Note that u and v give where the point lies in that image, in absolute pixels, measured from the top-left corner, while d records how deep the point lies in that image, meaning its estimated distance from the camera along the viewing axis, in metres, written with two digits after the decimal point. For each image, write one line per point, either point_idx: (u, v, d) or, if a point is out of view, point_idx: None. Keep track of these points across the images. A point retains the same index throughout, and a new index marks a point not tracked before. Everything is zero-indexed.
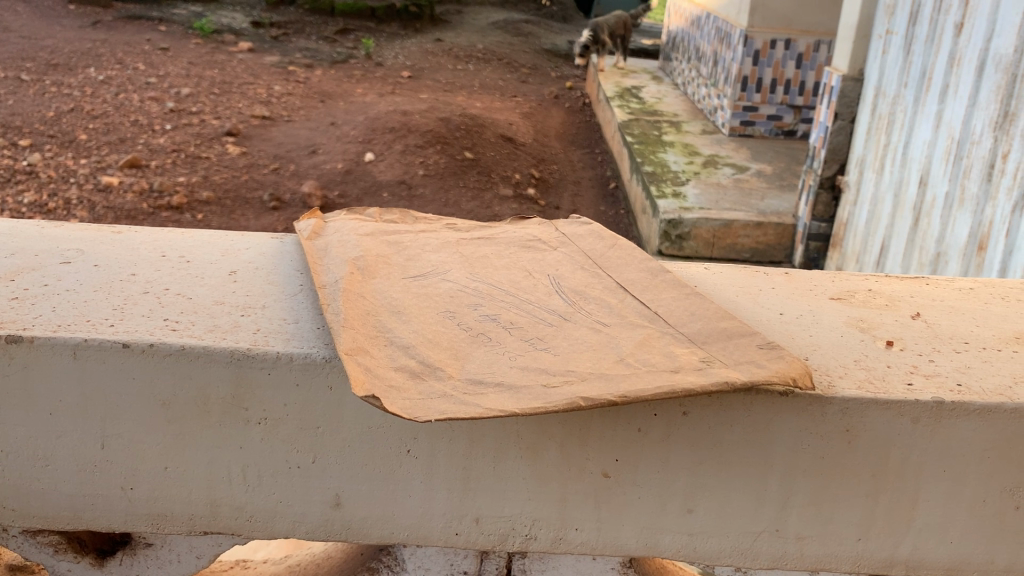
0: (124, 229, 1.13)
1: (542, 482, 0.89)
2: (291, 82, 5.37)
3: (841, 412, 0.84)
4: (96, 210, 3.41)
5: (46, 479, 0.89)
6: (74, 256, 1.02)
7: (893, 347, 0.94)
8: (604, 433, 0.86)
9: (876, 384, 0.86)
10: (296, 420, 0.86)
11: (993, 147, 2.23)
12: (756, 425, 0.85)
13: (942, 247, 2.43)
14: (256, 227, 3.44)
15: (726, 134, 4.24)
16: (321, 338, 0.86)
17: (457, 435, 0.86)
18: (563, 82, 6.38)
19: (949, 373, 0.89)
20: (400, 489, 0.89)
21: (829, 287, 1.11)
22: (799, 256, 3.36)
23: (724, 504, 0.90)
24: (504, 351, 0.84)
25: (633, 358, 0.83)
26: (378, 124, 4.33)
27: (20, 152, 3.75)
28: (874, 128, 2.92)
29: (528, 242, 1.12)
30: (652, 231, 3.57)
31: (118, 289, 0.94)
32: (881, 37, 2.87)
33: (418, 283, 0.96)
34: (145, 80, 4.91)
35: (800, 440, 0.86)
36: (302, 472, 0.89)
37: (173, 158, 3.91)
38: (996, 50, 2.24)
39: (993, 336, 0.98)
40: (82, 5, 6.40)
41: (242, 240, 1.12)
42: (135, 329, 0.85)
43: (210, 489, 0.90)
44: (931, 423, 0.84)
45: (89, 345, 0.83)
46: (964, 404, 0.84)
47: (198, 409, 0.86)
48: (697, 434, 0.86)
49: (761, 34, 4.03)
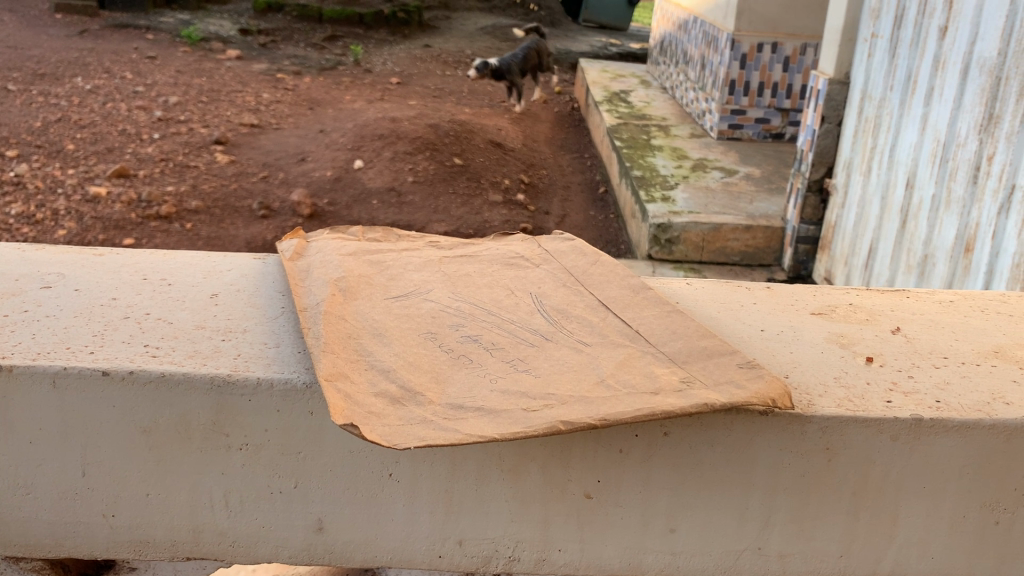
0: (104, 250, 1.17)
1: (522, 504, 0.95)
2: (279, 89, 5.37)
3: (820, 431, 0.89)
4: (84, 220, 3.40)
5: (30, 507, 0.97)
6: (53, 280, 1.07)
7: (873, 364, 0.97)
8: (583, 456, 0.93)
9: (856, 402, 0.90)
10: (275, 447, 0.93)
11: (978, 150, 2.24)
12: (738, 444, 0.91)
13: (929, 250, 2.44)
14: (246, 236, 3.44)
15: (715, 139, 4.25)
16: (302, 363, 0.92)
17: (440, 460, 0.93)
18: (552, 87, 6.40)
19: (929, 389, 0.92)
20: (386, 512, 0.97)
21: (810, 301, 1.12)
22: (788, 260, 3.38)
23: (706, 523, 0.96)
24: (486, 374, 0.87)
25: (612, 381, 0.86)
26: (367, 131, 4.30)
27: (7, 163, 3.74)
28: (860, 132, 2.94)
29: (511, 259, 1.14)
30: (641, 236, 3.57)
31: (99, 315, 0.99)
32: (867, 41, 2.89)
33: (401, 304, 1.00)
34: (133, 89, 4.91)
35: (781, 459, 0.91)
36: (284, 496, 0.96)
37: (161, 167, 3.90)
38: (980, 54, 2.26)
39: (972, 350, 1.00)
40: (69, 14, 6.39)
41: (224, 261, 1.17)
42: (116, 356, 0.91)
43: (192, 515, 0.97)
44: (910, 441, 0.89)
45: (68, 373, 0.89)
46: (942, 422, 0.88)
47: (180, 436, 0.93)
48: (678, 455, 0.92)
49: (749, 39, 4.04)
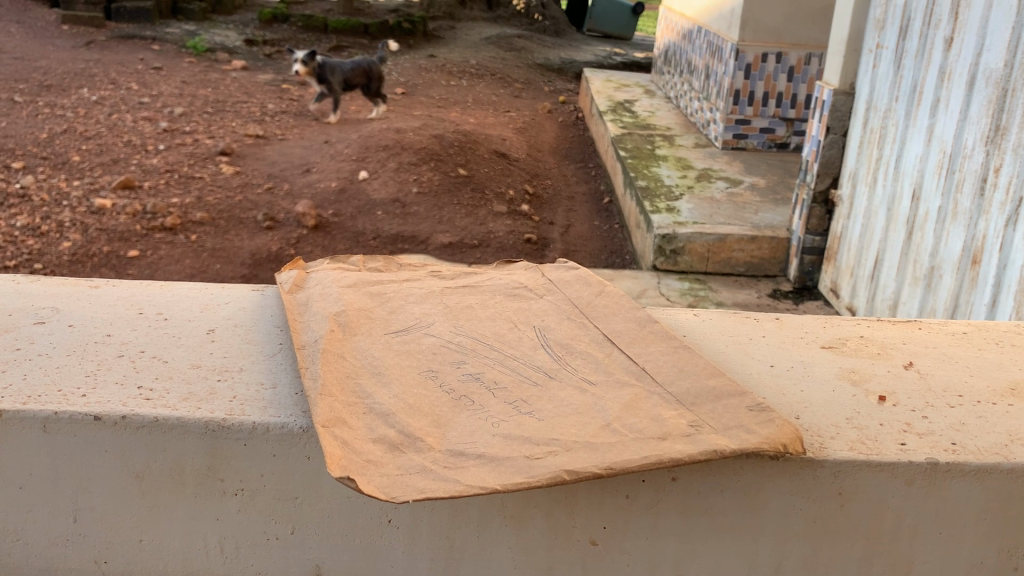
0: (101, 283, 1.18)
1: (526, 551, 0.94)
2: (285, 100, 5.38)
3: (832, 474, 0.88)
4: (89, 232, 3.39)
5: (20, 550, 0.96)
6: (48, 316, 1.06)
7: (885, 403, 0.95)
8: (590, 501, 0.91)
9: (869, 444, 0.89)
10: (273, 491, 0.92)
11: (985, 162, 2.23)
12: (749, 488, 0.90)
13: (935, 262, 2.43)
14: (250, 247, 3.43)
15: (719, 148, 4.24)
16: (298, 405, 0.90)
17: (440, 507, 0.92)
18: (556, 96, 6.40)
19: (943, 431, 0.91)
20: (387, 560, 0.95)
21: (820, 334, 1.12)
22: (794, 271, 3.36)
23: (712, 568, 0.95)
24: (487, 417, 0.86)
25: (616, 424, 0.85)
26: (372, 142, 4.31)
27: (14, 175, 3.74)
28: (866, 143, 2.92)
29: (513, 289, 1.13)
30: (646, 247, 3.56)
31: (92, 353, 0.98)
32: (871, 52, 2.88)
33: (401, 339, 0.99)
34: (138, 100, 4.91)
35: (792, 502, 0.90)
36: (281, 542, 0.95)
37: (166, 179, 3.90)
38: (986, 65, 2.24)
39: (988, 387, 0.99)
40: (75, 25, 6.41)
41: (222, 293, 1.16)
42: (108, 399, 0.90)
43: (186, 560, 0.96)
44: (925, 484, 0.88)
45: (60, 418, 0.88)
46: (958, 466, 0.87)
47: (173, 481, 0.92)
48: (682, 499, 0.91)
49: (753, 49, 4.04)
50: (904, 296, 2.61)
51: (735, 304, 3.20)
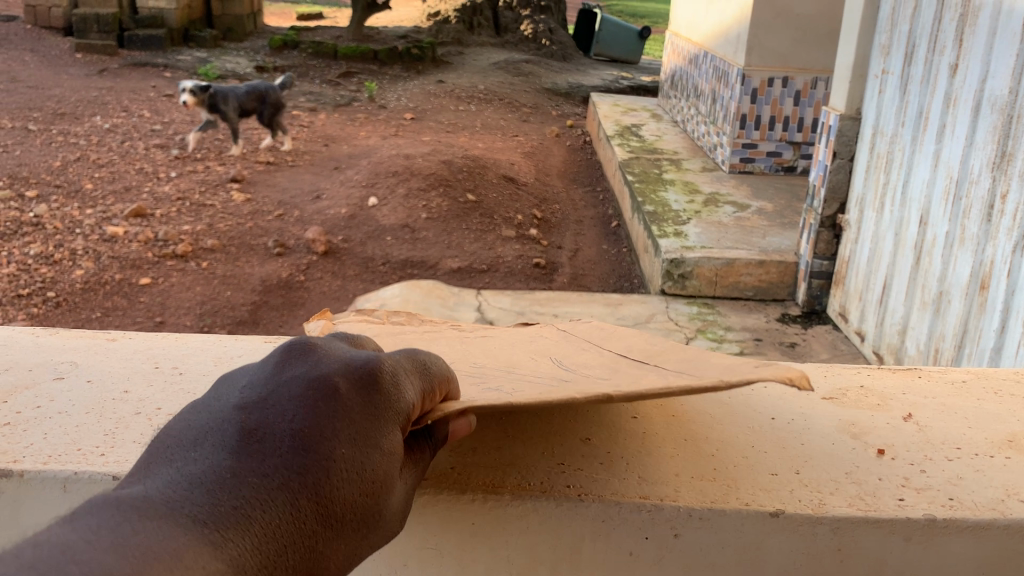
0: (118, 336, 1.20)
1: None
2: (295, 127, 5.43)
3: (831, 531, 0.82)
4: (101, 260, 3.42)
5: None
6: (66, 372, 1.08)
7: (883, 456, 0.91)
8: (596, 560, 0.83)
9: (866, 500, 0.83)
10: None
11: (992, 188, 2.23)
12: (750, 548, 0.83)
13: (943, 287, 2.45)
14: (260, 274, 3.46)
15: (726, 172, 4.25)
16: None
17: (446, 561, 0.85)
18: (564, 120, 6.44)
19: (941, 486, 0.86)
20: None
21: (821, 384, 1.08)
22: (802, 295, 3.37)
23: None
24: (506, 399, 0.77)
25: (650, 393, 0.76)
26: (381, 168, 4.36)
27: (27, 203, 3.79)
28: (873, 168, 2.94)
29: (533, 338, 1.15)
30: (654, 271, 3.57)
31: (111, 410, 0.99)
32: (877, 77, 2.91)
33: None
34: (151, 127, 4.98)
35: (791, 562, 0.84)
36: None
37: (177, 207, 3.94)
38: (991, 92, 2.26)
39: (985, 439, 0.94)
40: (89, 53, 6.49)
41: (235, 347, 1.18)
42: (127, 458, 0.90)
43: None
44: (922, 541, 0.82)
45: (78, 478, 0.87)
46: (956, 522, 0.81)
47: None
48: (686, 558, 0.84)
49: (759, 73, 4.07)
50: (913, 321, 2.62)
51: (744, 329, 3.21)
